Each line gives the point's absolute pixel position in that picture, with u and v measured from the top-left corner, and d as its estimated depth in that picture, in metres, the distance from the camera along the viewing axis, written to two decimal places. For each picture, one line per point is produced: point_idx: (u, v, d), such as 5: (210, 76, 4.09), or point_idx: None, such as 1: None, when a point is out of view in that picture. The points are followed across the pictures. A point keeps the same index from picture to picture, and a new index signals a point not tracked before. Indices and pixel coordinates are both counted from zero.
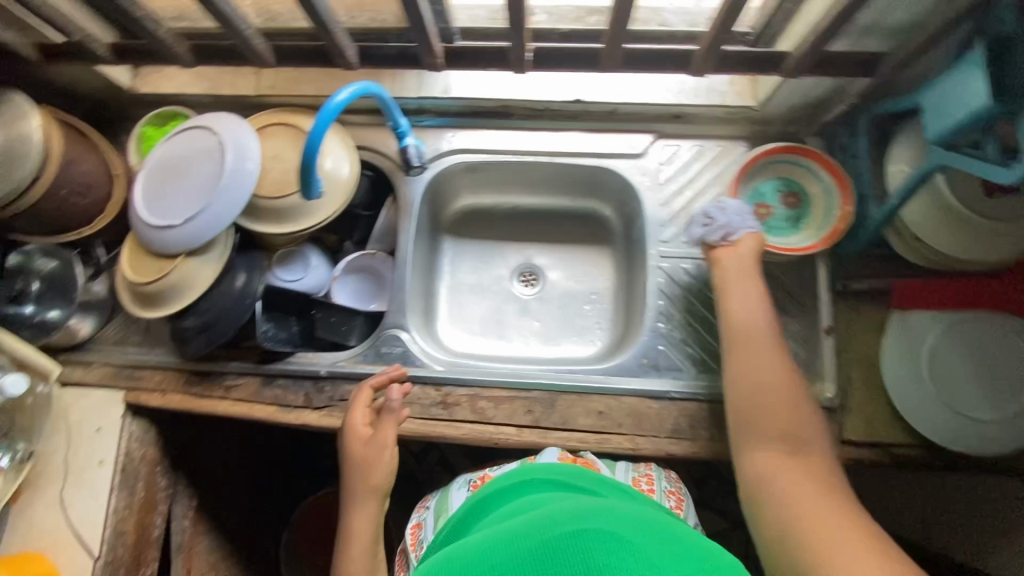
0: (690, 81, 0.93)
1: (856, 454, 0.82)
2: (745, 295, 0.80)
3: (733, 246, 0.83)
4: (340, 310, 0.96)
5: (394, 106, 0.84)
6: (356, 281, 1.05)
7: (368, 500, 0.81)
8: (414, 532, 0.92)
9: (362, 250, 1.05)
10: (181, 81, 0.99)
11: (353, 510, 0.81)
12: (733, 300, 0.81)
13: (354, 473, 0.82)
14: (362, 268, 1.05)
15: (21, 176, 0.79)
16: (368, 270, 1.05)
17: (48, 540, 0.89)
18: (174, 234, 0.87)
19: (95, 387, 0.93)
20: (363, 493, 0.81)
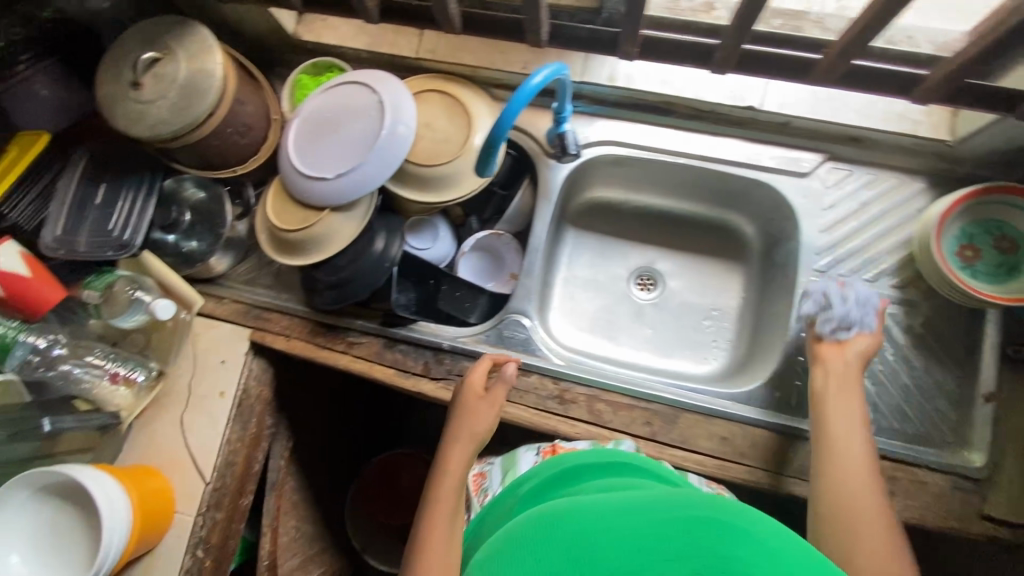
0: (880, 104, 0.86)
1: (998, 533, 0.77)
2: (842, 407, 0.74)
3: (840, 346, 0.78)
4: (466, 286, 0.97)
5: (567, 91, 0.80)
6: (478, 260, 1.05)
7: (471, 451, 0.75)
8: (478, 478, 0.86)
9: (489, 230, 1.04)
10: (343, 33, 0.98)
11: (452, 459, 0.74)
12: (828, 409, 0.75)
13: (465, 419, 0.78)
14: (485, 249, 1.04)
15: (199, 112, 0.79)
16: (489, 251, 1.05)
17: (163, 458, 0.93)
18: (325, 187, 0.88)
19: (223, 321, 0.96)
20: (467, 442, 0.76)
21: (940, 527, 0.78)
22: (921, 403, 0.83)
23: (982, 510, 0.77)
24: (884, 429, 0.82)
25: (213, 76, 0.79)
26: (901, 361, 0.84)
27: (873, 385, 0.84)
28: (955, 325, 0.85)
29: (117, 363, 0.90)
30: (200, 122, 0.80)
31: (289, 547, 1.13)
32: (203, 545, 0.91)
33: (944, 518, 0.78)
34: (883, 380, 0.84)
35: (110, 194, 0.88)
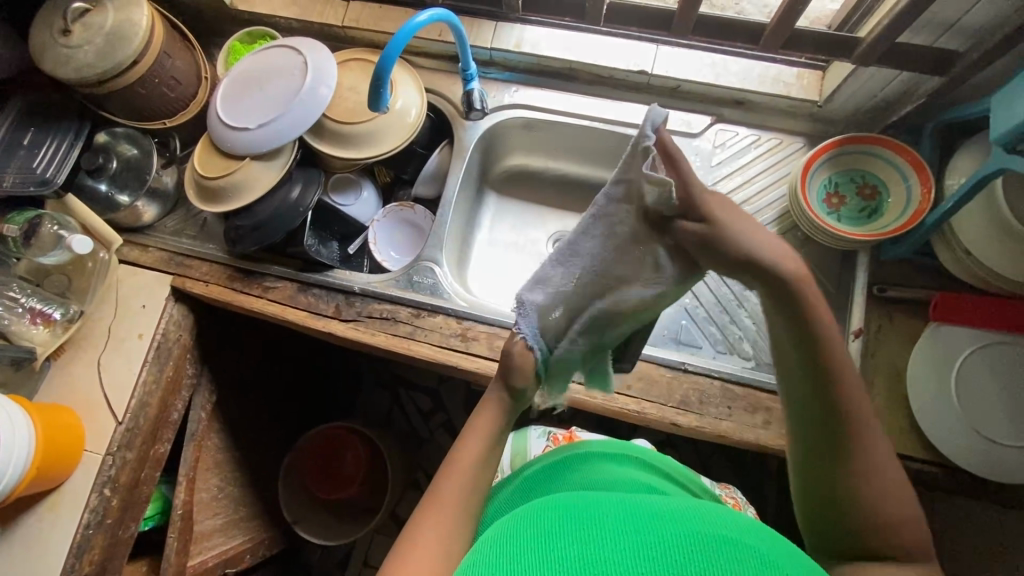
0: (758, 68, 0.94)
1: None
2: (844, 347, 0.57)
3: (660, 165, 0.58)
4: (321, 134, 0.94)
5: (466, 47, 0.86)
6: (399, 231, 1.10)
7: (481, 476, 0.60)
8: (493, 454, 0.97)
9: (398, 203, 1.11)
10: (277, 4, 1.05)
11: (460, 462, 0.60)
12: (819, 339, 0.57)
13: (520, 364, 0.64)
14: (401, 221, 1.10)
15: (121, 58, 0.86)
16: (404, 222, 1.10)
17: (79, 399, 0.95)
18: (247, 136, 0.93)
19: (146, 268, 1.00)
20: (477, 455, 0.61)
21: None
22: None
23: None
24: (764, 363, 0.87)
25: (137, 25, 0.86)
26: None
27: (753, 323, 0.90)
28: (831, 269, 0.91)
29: (34, 300, 0.93)
30: (124, 67, 0.87)
31: (209, 506, 1.13)
32: (111, 484, 0.92)
33: None
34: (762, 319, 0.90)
35: (38, 138, 0.92)
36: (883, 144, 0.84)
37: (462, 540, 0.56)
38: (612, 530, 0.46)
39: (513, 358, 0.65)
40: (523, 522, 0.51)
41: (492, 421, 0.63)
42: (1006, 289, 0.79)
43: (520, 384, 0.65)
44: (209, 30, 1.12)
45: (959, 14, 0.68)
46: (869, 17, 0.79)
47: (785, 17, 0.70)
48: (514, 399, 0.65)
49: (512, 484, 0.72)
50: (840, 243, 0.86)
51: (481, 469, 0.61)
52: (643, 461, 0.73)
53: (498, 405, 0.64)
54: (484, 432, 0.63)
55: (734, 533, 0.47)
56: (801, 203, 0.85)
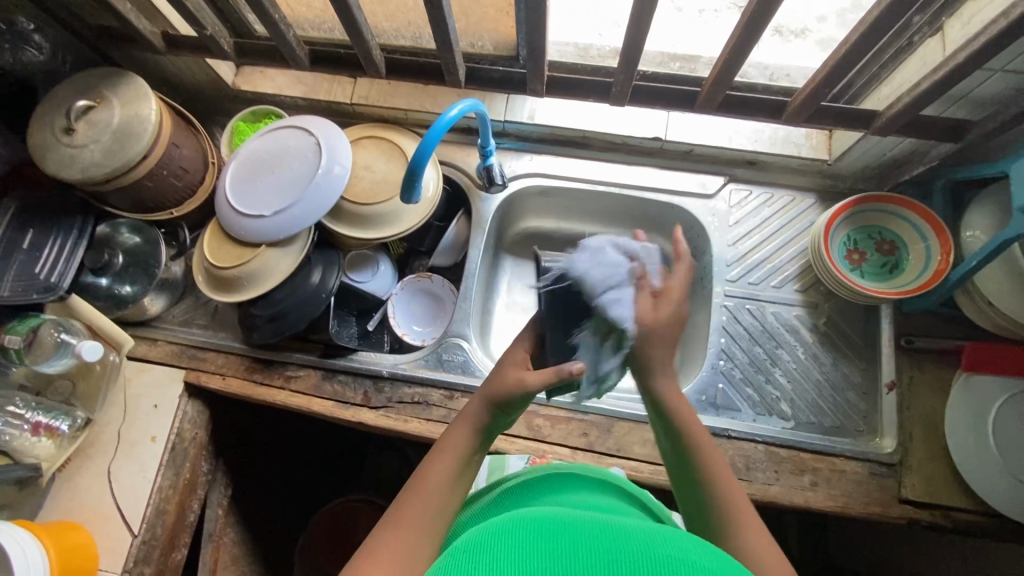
0: (767, 130, 0.96)
1: (912, 513, 0.82)
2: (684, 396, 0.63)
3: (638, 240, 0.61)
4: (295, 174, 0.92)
5: (488, 129, 0.86)
6: (417, 304, 1.08)
7: (450, 498, 0.57)
8: None
9: (415, 274, 1.09)
10: (281, 83, 1.04)
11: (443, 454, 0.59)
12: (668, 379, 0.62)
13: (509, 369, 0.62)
14: (419, 293, 1.08)
15: (131, 154, 0.82)
16: (423, 294, 1.08)
17: (89, 512, 0.88)
18: (261, 224, 0.90)
19: (158, 364, 0.95)
20: (447, 478, 0.58)
21: (864, 513, 0.82)
22: (834, 397, 0.89)
23: (897, 493, 0.83)
24: (803, 423, 0.88)
25: (146, 120, 0.82)
26: (811, 358, 0.91)
27: (788, 382, 0.90)
28: (856, 322, 0.92)
29: (38, 412, 0.86)
30: (134, 163, 0.83)
31: None
32: None
33: (867, 504, 0.82)
34: (796, 377, 0.91)
35: (38, 239, 0.87)
36: (901, 203, 0.86)
37: (425, 559, 0.53)
38: (587, 549, 0.41)
39: (507, 380, 0.60)
40: (490, 535, 0.44)
41: (463, 438, 0.61)
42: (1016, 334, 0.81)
43: (503, 400, 0.60)
44: (209, 111, 1.09)
45: (972, 88, 0.71)
46: (877, 84, 0.83)
47: (810, 94, 0.72)
48: (494, 417, 0.61)
49: (484, 499, 0.65)
50: (864, 299, 0.88)
51: (450, 495, 0.57)
52: (624, 490, 0.67)
53: (474, 420, 0.61)
54: (455, 456, 0.59)
55: (691, 555, 0.42)
56: (826, 263, 0.87)
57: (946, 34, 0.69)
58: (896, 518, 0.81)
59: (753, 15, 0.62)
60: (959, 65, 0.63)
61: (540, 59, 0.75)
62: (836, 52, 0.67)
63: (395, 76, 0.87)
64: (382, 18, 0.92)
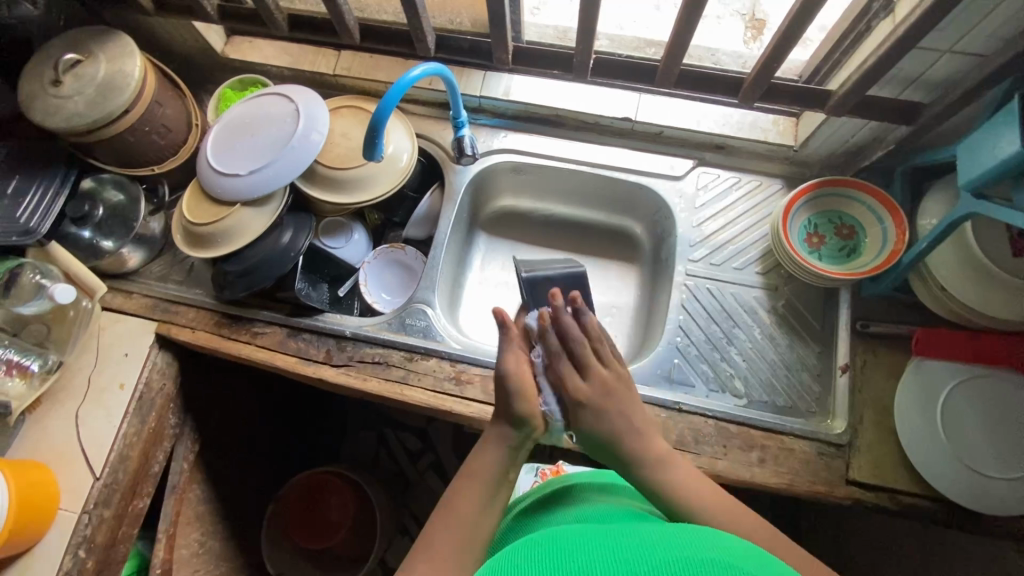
0: (735, 115, 0.98)
1: (858, 494, 0.82)
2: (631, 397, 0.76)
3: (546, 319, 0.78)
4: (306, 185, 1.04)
5: (458, 98, 0.89)
6: (389, 273, 1.10)
7: (481, 520, 0.61)
8: None
9: (389, 245, 1.11)
10: (268, 52, 1.07)
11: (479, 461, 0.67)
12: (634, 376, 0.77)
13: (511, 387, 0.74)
14: (392, 263, 1.10)
15: (113, 107, 0.85)
16: (395, 264, 1.10)
17: (55, 454, 0.91)
18: (236, 183, 0.93)
19: (131, 315, 0.98)
20: (474, 501, 0.62)
21: (808, 491, 0.82)
22: (788, 377, 0.90)
23: (844, 474, 0.83)
24: (756, 401, 0.89)
25: (130, 75, 0.86)
26: (768, 339, 0.92)
27: (744, 361, 0.91)
28: (814, 306, 0.93)
29: (11, 351, 0.89)
30: (116, 116, 0.86)
31: (189, 562, 1.08)
32: (86, 544, 0.88)
33: (813, 483, 0.83)
34: (751, 356, 0.91)
35: (21, 186, 0.91)
36: (860, 188, 0.87)
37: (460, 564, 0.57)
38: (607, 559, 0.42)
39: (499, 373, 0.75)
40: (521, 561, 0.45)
41: (490, 464, 0.66)
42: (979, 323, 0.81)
43: (514, 421, 0.71)
44: (199, 78, 1.13)
45: (922, 69, 0.73)
46: (837, 70, 0.84)
47: (761, 70, 0.74)
48: (516, 432, 0.70)
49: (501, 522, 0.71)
50: (822, 282, 0.89)
51: (479, 518, 0.61)
52: (635, 491, 0.72)
53: (501, 445, 0.69)
54: (481, 479, 0.65)
55: (711, 549, 0.43)
56: (785, 244, 0.88)
57: (896, 15, 0.71)
58: (841, 498, 0.82)
59: None
60: (900, 40, 0.65)
61: (502, 30, 0.78)
62: (783, 27, 0.69)
63: (370, 43, 0.90)
64: None
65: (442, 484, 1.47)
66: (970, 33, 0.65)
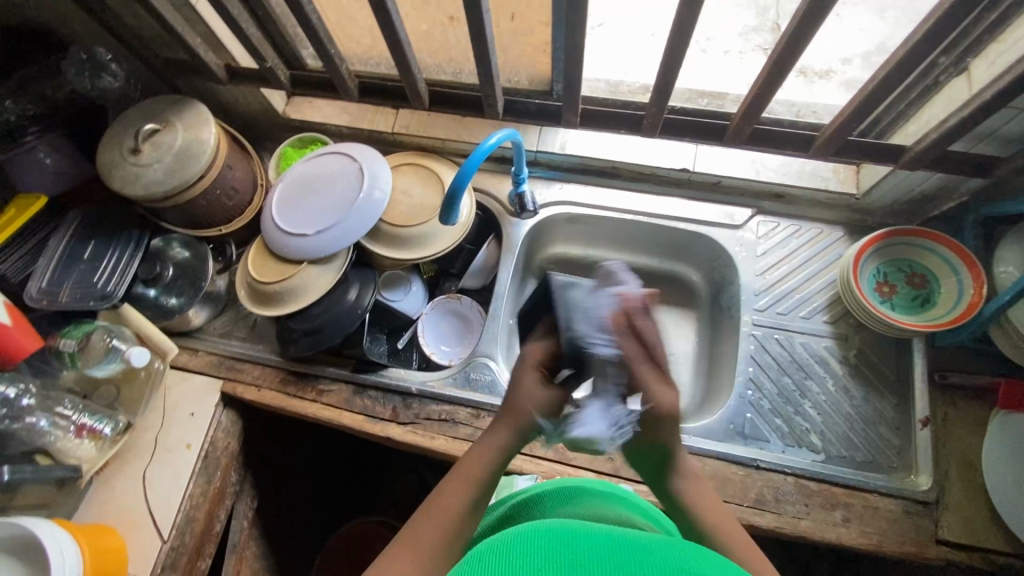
0: (794, 164, 0.99)
1: (952, 556, 0.79)
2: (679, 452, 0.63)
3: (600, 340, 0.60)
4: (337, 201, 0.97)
5: (523, 157, 0.91)
6: (445, 324, 1.10)
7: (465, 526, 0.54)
8: None
9: (445, 295, 1.12)
10: (327, 112, 1.10)
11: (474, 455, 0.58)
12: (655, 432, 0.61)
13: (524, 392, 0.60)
14: (447, 314, 1.11)
15: (190, 174, 0.88)
16: (451, 315, 1.11)
17: (123, 516, 0.91)
18: (303, 243, 0.94)
19: (197, 373, 0.99)
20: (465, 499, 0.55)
21: (897, 552, 0.79)
22: (866, 430, 0.88)
23: (934, 534, 0.80)
24: (834, 457, 0.86)
25: (207, 143, 0.89)
26: (842, 390, 0.90)
27: (818, 414, 0.89)
28: (887, 356, 0.91)
29: (84, 415, 0.90)
30: (192, 182, 0.89)
31: None
32: None
33: (902, 544, 0.80)
34: (826, 409, 0.90)
35: (98, 250, 0.93)
36: (931, 238, 0.87)
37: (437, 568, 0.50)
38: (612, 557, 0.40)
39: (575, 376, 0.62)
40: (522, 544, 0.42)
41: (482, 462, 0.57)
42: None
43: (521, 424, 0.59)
44: (260, 137, 1.16)
45: (1000, 126, 0.73)
46: (903, 121, 0.85)
47: (838, 128, 0.75)
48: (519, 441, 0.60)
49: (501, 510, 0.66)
50: (897, 333, 0.88)
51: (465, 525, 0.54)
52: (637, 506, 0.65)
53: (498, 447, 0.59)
54: (472, 479, 0.56)
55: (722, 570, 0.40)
56: (857, 295, 0.87)
57: (973, 73, 0.71)
58: (934, 560, 0.79)
59: (780, 54, 0.66)
60: (988, 101, 0.65)
61: (575, 94, 0.80)
62: (865, 88, 0.69)
63: (437, 107, 0.93)
64: (426, 54, 0.99)
65: None
66: None
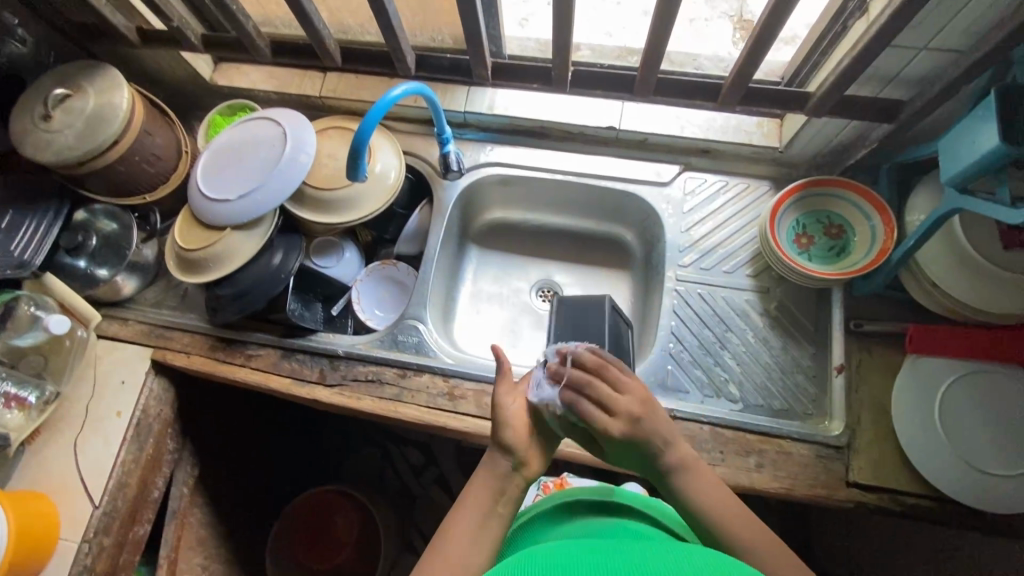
0: (719, 119, 0.99)
1: (860, 497, 0.81)
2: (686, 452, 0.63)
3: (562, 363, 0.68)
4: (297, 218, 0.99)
5: (441, 115, 0.90)
6: (381, 289, 1.10)
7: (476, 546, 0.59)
8: None
9: (381, 261, 1.12)
10: (255, 78, 1.09)
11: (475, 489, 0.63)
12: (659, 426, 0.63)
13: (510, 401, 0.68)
14: (383, 279, 1.11)
15: (103, 139, 0.87)
16: (387, 281, 1.11)
17: (54, 484, 0.91)
18: (225, 208, 0.94)
19: (127, 343, 0.99)
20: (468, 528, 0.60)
21: (808, 495, 0.81)
22: (784, 380, 0.89)
23: (844, 477, 0.82)
24: (751, 406, 0.88)
25: (119, 107, 0.88)
26: (761, 342, 0.92)
27: (737, 364, 0.91)
28: (807, 306, 0.92)
29: (8, 383, 0.89)
30: (106, 147, 0.88)
31: None
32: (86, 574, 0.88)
33: (813, 487, 0.82)
34: (745, 360, 0.91)
35: (14, 220, 0.92)
36: (846, 188, 0.87)
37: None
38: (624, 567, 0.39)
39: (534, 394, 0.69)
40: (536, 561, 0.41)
41: (485, 488, 0.63)
42: (977, 319, 0.81)
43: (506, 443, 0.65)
44: (190, 104, 1.15)
45: (900, 67, 0.73)
46: (816, 70, 0.85)
47: (739, 74, 0.74)
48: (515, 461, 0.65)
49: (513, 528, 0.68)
50: (813, 282, 0.89)
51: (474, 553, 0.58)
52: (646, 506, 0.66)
53: (493, 473, 0.64)
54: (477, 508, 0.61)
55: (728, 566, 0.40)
56: (773, 246, 0.88)
57: (868, 14, 0.71)
58: (842, 501, 0.81)
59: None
60: (875, 39, 0.65)
61: (480, 48, 0.80)
62: (757, 32, 0.69)
63: (353, 66, 0.91)
64: (346, 14, 0.98)
65: (446, 499, 1.46)
66: (943, 29, 0.65)
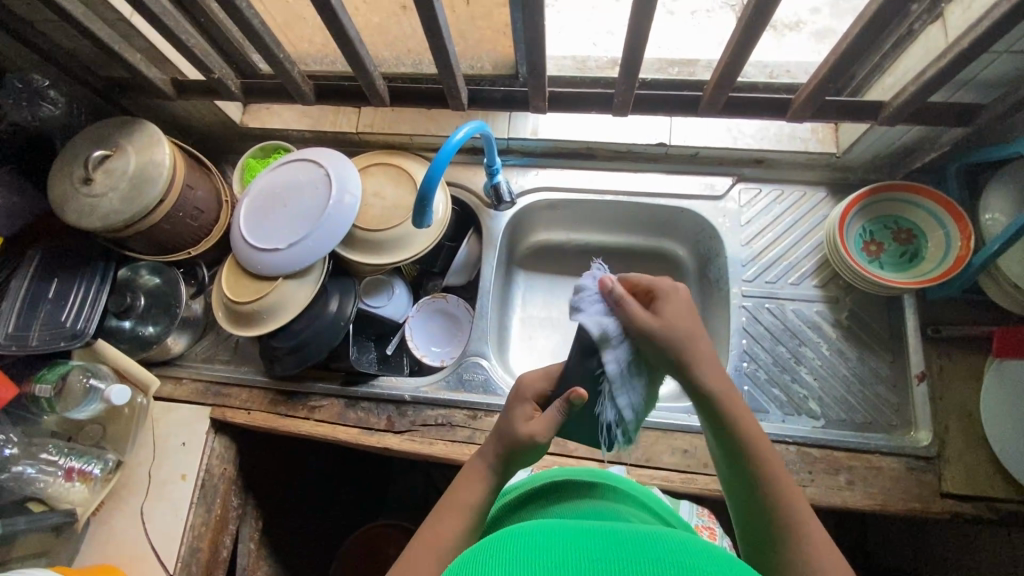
0: (772, 128, 0.96)
1: (957, 507, 0.79)
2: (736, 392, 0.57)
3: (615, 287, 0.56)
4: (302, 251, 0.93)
5: (494, 147, 0.88)
6: (433, 324, 1.08)
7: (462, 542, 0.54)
8: None
9: (429, 296, 1.09)
10: (287, 118, 1.06)
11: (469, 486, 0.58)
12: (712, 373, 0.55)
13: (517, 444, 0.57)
14: (434, 314, 1.08)
15: (148, 200, 0.84)
16: (438, 315, 1.08)
17: (125, 555, 0.89)
18: (276, 258, 0.90)
19: (183, 403, 0.96)
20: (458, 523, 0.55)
21: (905, 509, 0.80)
22: (863, 391, 0.88)
23: (939, 488, 0.80)
24: (833, 421, 0.86)
25: (162, 165, 0.84)
26: (837, 354, 0.90)
27: (815, 379, 0.89)
28: (879, 314, 0.91)
29: (72, 457, 0.87)
30: (151, 208, 0.85)
31: None
32: None
33: (907, 501, 0.80)
34: (822, 374, 0.89)
35: (62, 288, 0.89)
36: (916, 193, 0.85)
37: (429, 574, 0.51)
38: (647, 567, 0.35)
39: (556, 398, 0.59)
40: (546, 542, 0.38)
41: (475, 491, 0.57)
42: None
43: (518, 453, 0.58)
44: (220, 149, 1.11)
45: (977, 71, 0.71)
46: (880, 74, 0.82)
47: (815, 90, 0.72)
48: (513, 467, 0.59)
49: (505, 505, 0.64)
50: (887, 291, 0.87)
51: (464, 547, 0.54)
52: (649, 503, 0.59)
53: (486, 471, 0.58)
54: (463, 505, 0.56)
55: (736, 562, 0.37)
56: (845, 256, 0.86)
57: (947, 22, 0.69)
58: (940, 513, 0.79)
59: (751, 17, 0.62)
60: (967, 50, 0.63)
61: (540, 79, 0.77)
62: (839, 47, 0.66)
63: (398, 103, 0.89)
64: (382, 47, 0.95)
65: None
66: None
